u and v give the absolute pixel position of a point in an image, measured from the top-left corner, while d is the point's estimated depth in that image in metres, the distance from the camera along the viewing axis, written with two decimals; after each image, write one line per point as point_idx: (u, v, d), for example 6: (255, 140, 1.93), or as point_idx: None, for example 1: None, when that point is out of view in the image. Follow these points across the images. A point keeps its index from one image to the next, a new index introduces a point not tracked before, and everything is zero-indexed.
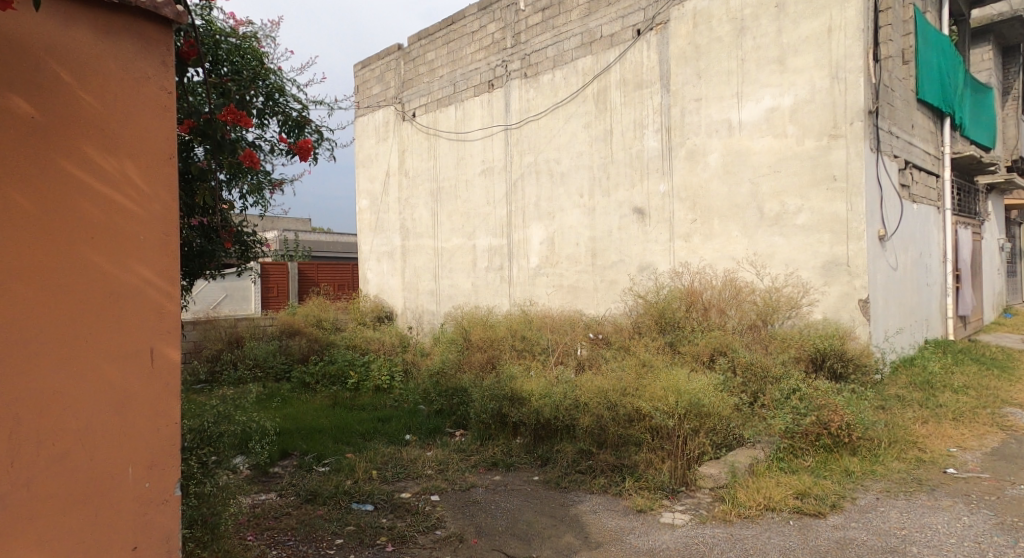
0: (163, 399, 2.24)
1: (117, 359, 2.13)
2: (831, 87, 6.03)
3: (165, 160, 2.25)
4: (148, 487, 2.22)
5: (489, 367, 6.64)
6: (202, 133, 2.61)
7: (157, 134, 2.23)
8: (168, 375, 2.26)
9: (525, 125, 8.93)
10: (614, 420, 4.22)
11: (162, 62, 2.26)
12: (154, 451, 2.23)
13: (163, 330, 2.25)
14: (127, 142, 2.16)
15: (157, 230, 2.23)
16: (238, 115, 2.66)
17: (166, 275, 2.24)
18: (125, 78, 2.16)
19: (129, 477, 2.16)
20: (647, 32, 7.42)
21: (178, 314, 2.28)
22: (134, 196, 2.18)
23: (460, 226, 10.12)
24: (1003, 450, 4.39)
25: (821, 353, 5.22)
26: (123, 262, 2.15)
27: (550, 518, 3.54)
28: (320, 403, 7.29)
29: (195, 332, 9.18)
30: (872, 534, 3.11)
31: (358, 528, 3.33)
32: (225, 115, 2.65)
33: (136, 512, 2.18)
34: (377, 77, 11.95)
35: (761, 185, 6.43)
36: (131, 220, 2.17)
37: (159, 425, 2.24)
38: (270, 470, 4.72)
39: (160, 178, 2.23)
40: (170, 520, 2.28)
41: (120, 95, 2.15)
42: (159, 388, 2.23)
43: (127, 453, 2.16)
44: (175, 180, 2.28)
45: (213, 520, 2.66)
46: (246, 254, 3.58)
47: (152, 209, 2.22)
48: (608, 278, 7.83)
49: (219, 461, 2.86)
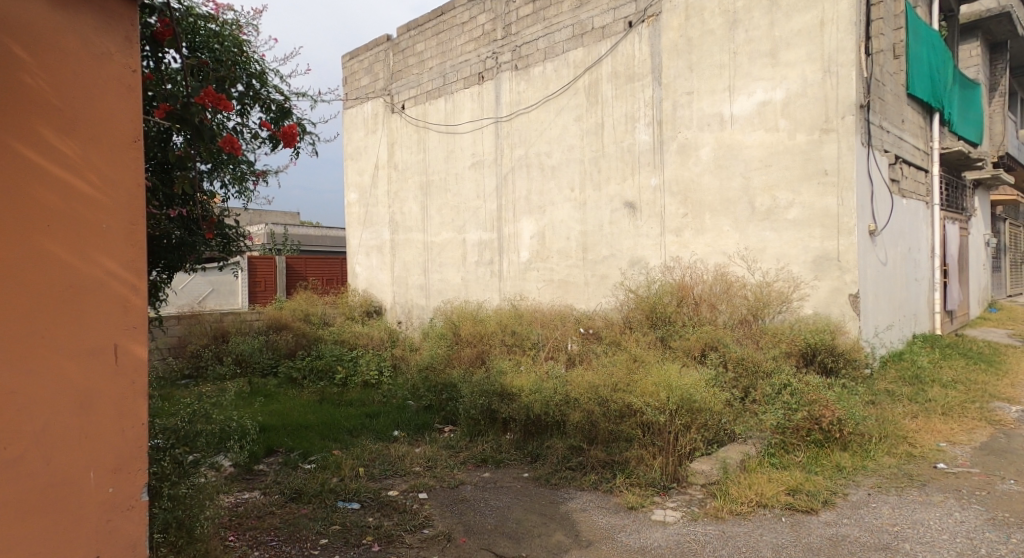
0: (128, 399, 2.16)
1: (79, 355, 2.05)
2: (823, 81, 5.99)
3: (130, 144, 2.17)
4: (113, 493, 2.14)
5: (478, 362, 6.59)
6: (180, 117, 2.53)
7: (122, 117, 2.15)
8: (136, 373, 2.18)
9: (515, 118, 8.86)
10: (605, 415, 4.18)
11: (126, 39, 2.18)
12: (119, 454, 2.15)
13: (129, 326, 2.17)
14: (88, 124, 2.08)
15: (122, 218, 2.15)
16: (218, 98, 2.59)
17: (132, 267, 2.16)
18: (86, 55, 2.08)
19: (91, 481, 2.09)
20: (638, 24, 7.36)
21: (145, 309, 2.20)
22: (96, 181, 2.09)
23: (450, 220, 10.04)
24: (992, 445, 4.36)
25: (812, 347, 5.18)
26: (84, 253, 2.06)
27: (540, 516, 3.49)
28: (307, 399, 7.23)
29: (180, 327, 9.09)
30: (865, 531, 3.08)
31: (343, 527, 3.26)
32: (202, 98, 2.57)
33: (99, 518, 2.10)
34: (366, 68, 11.82)
35: (752, 179, 6.39)
36: (94, 207, 2.08)
37: (126, 426, 2.16)
38: (255, 468, 4.66)
39: (123, 162, 2.14)
40: (136, 527, 2.21)
41: (81, 74, 2.07)
42: (125, 387, 2.16)
43: (90, 456, 2.08)
44: (140, 165, 2.20)
45: (186, 523, 2.57)
46: (227, 246, 3.50)
47: (116, 196, 2.14)
48: (599, 273, 7.79)
49: (196, 460, 2.77)
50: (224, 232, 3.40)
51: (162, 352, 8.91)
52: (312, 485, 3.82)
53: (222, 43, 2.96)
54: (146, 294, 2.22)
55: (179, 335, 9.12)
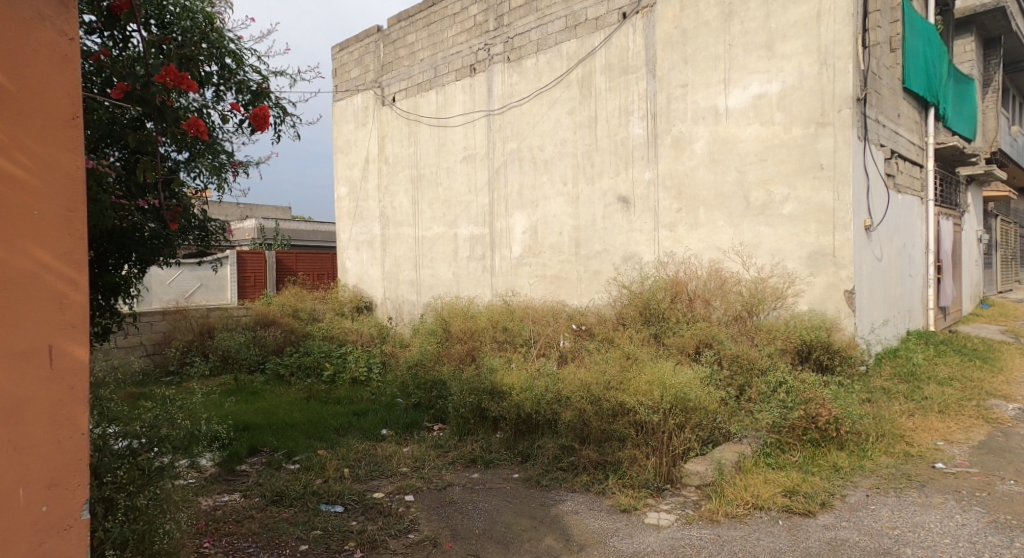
0: (65, 405, 2.03)
1: (8, 356, 1.93)
2: (819, 74, 5.90)
3: (67, 121, 2.04)
4: (47, 511, 2.00)
5: (469, 359, 6.48)
6: (142, 99, 2.41)
7: (57, 89, 2.02)
8: (74, 378, 2.05)
9: (507, 111, 8.73)
10: (597, 414, 4.07)
11: (61, 3, 2.04)
12: (54, 465, 2.01)
13: (66, 326, 2.04)
14: (16, 96, 1.95)
15: (56, 205, 2.02)
16: (180, 78, 2.42)
17: (68, 260, 2.03)
18: (15, 22, 1.95)
19: (21, 498, 1.95)
20: (632, 16, 7.25)
21: (85, 305, 2.07)
22: (27, 163, 1.96)
23: (441, 215, 9.91)
24: (991, 444, 4.27)
25: (807, 344, 5.09)
26: (13, 244, 1.94)
27: (529, 519, 3.39)
28: (294, 396, 7.16)
29: (165, 322, 9.02)
30: (864, 535, 2.99)
31: (324, 532, 3.18)
32: (162, 76, 2.40)
33: (31, 537, 1.97)
34: (356, 60, 11.66)
35: (747, 174, 6.29)
36: (24, 190, 1.95)
37: (61, 436, 2.03)
38: (237, 468, 4.61)
39: (59, 140, 2.01)
40: (75, 550, 2.07)
41: (9, 43, 1.94)
42: (61, 393, 2.03)
43: (22, 469, 1.95)
44: (79, 146, 2.06)
45: (146, 536, 2.42)
46: (205, 240, 3.41)
47: (50, 180, 2.00)
48: (592, 268, 7.69)
49: (163, 465, 2.63)
50: (202, 225, 3.33)
51: (148, 348, 8.81)
52: (295, 486, 3.77)
53: (193, 20, 2.81)
54: (87, 289, 2.08)
55: (165, 331, 9.04)
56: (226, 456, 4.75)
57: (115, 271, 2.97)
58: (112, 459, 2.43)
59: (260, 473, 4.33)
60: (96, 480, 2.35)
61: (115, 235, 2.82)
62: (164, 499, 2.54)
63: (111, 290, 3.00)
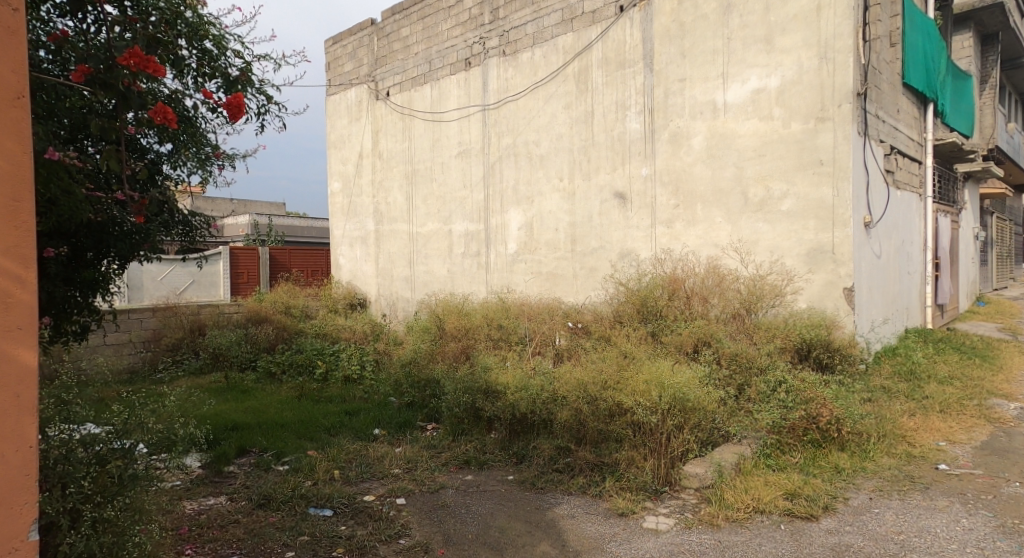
0: (10, 412, 1.93)
1: None
2: (819, 68, 5.80)
3: (13, 105, 1.95)
4: None
5: (463, 357, 6.39)
6: (106, 83, 2.25)
7: (3, 71, 1.93)
8: (20, 385, 1.96)
9: (503, 106, 8.62)
10: (594, 414, 3.98)
11: None
12: (1, 480, 1.92)
13: (12, 327, 1.94)
14: None
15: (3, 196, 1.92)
16: (145, 61, 2.20)
17: (15, 256, 1.94)
18: None
19: None
20: (630, 9, 7.15)
21: (32, 305, 1.98)
22: None
23: (436, 211, 9.80)
24: (994, 444, 4.18)
25: (807, 343, 5.01)
26: None
27: (524, 523, 3.31)
28: (286, 395, 7.12)
29: (155, 320, 8.95)
30: (869, 540, 2.91)
31: (312, 538, 3.15)
32: (126, 59, 2.20)
33: None
34: (350, 54, 11.52)
35: (746, 170, 6.20)
36: None
37: (6, 450, 1.93)
38: (225, 469, 4.61)
39: (5, 123, 1.92)
40: None
41: None
42: (7, 401, 1.93)
43: None
44: (25, 133, 1.98)
45: (116, 549, 2.31)
46: (190, 235, 3.35)
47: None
48: (588, 265, 7.59)
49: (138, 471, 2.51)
50: (186, 221, 3.26)
51: (137, 346, 8.74)
52: (286, 488, 3.80)
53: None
54: (34, 288, 2.00)
55: (155, 328, 8.97)
56: (215, 457, 4.78)
57: (95, 266, 2.98)
58: (80, 466, 2.32)
59: (249, 476, 4.33)
60: (61, 490, 2.25)
61: (93, 229, 2.84)
62: (136, 508, 2.43)
63: (92, 286, 3.00)
